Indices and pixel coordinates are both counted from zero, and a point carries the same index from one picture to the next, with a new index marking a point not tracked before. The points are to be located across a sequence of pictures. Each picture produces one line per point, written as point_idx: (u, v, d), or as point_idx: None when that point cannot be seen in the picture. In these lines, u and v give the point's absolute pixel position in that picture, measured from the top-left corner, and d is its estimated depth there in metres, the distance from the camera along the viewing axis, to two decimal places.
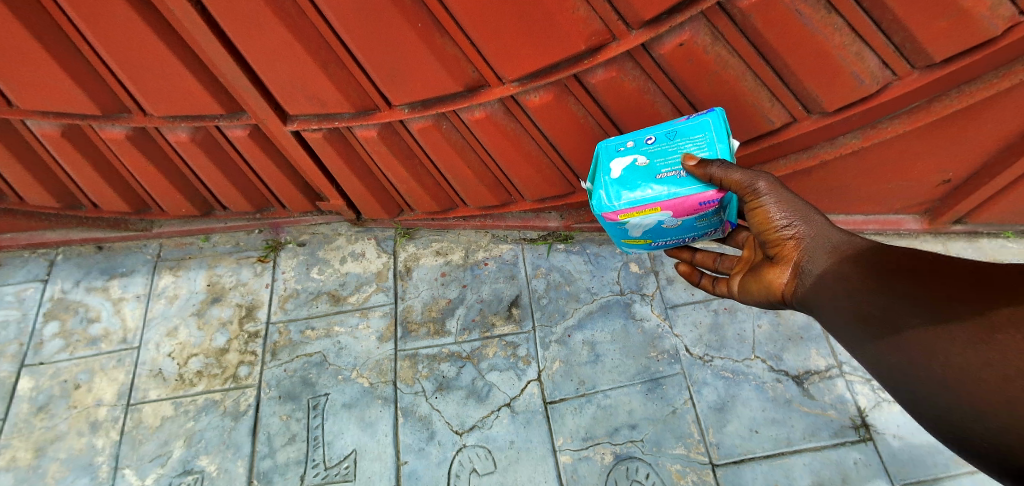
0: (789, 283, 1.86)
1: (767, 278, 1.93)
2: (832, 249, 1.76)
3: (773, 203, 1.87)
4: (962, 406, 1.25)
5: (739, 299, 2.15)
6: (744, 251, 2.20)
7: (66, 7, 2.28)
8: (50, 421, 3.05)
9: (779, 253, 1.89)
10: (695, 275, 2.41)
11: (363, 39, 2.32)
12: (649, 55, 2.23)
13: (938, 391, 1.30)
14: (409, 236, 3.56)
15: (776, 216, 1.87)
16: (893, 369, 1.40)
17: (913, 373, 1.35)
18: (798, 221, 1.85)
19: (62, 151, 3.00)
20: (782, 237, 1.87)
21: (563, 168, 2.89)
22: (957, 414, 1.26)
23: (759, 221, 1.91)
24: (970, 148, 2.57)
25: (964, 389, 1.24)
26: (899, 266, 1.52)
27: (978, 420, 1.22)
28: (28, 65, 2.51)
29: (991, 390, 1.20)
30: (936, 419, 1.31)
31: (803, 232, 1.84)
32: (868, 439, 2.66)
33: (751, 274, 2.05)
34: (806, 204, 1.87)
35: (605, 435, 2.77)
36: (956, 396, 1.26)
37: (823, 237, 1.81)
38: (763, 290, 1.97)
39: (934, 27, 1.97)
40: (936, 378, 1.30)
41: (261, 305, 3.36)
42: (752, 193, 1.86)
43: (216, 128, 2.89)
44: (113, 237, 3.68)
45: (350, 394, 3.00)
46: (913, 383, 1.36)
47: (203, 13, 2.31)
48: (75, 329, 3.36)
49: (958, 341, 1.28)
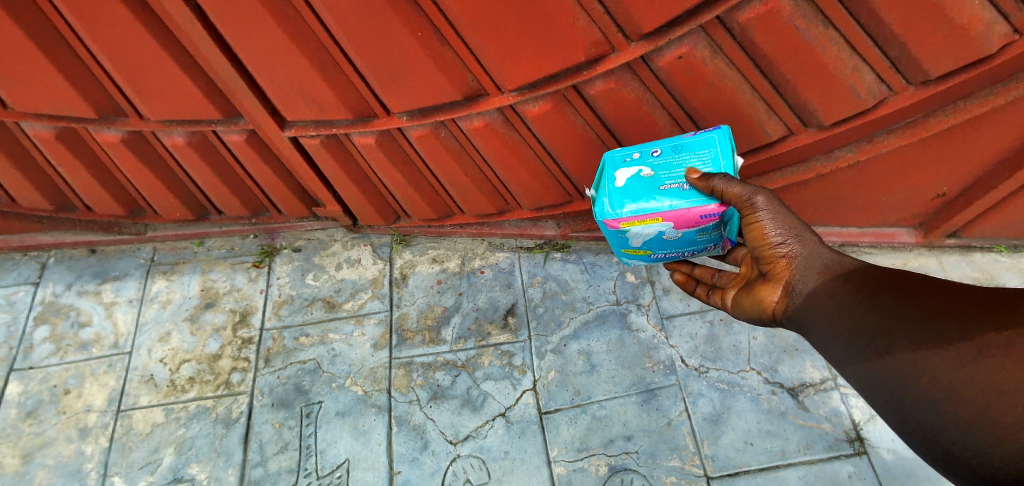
0: (781, 301, 1.87)
1: (759, 294, 1.95)
2: (826, 269, 1.76)
3: (769, 220, 1.85)
4: (949, 425, 1.27)
5: (733, 313, 2.17)
6: (741, 266, 2.19)
7: (64, 10, 2.27)
8: (39, 426, 3.01)
9: (772, 271, 1.89)
10: (690, 285, 2.42)
11: (363, 46, 2.32)
12: (648, 67, 2.24)
13: (926, 408, 1.31)
14: (405, 243, 3.55)
15: (772, 233, 1.86)
16: (880, 385, 1.41)
17: (900, 390, 1.37)
18: (791, 240, 1.85)
19: (57, 154, 2.98)
20: (775, 255, 1.87)
21: (561, 178, 2.89)
22: (944, 433, 1.28)
23: (754, 237, 1.90)
24: (964, 163, 2.58)
25: (952, 408, 1.26)
26: (889, 285, 1.54)
27: (966, 439, 1.24)
28: (25, 67, 2.49)
29: (979, 411, 1.22)
30: (922, 436, 1.33)
31: (797, 251, 1.84)
32: (863, 453, 2.66)
33: (745, 289, 2.06)
34: (801, 221, 1.86)
35: (600, 446, 2.76)
36: (945, 415, 1.28)
37: (817, 257, 1.80)
38: (755, 306, 1.99)
39: (930, 44, 1.98)
40: (924, 396, 1.32)
41: (255, 311, 3.33)
42: (749, 209, 1.85)
43: (213, 133, 2.87)
44: (106, 241, 3.65)
45: (344, 402, 2.98)
46: (901, 399, 1.37)
47: (202, 18, 2.30)
48: (66, 333, 3.32)
49: (947, 361, 1.29)
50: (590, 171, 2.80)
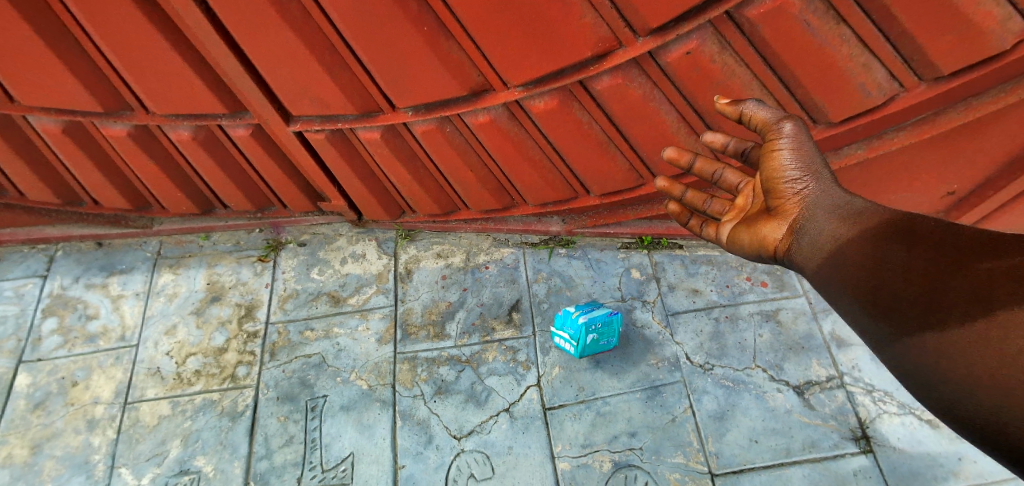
0: (782, 239, 1.74)
1: (761, 231, 1.82)
2: (834, 208, 1.62)
3: (789, 150, 1.78)
4: (960, 389, 1.07)
5: (725, 249, 2.04)
6: (739, 197, 2.05)
7: (70, 5, 2.27)
8: (47, 418, 3.03)
9: (779, 206, 1.77)
10: (684, 216, 2.28)
11: (368, 42, 2.31)
12: (656, 63, 2.21)
13: (929, 369, 1.12)
14: (410, 238, 3.55)
15: (788, 165, 1.77)
16: (887, 350, 1.22)
17: (901, 351, 1.18)
18: (808, 176, 1.73)
19: (63, 148, 2.99)
20: (787, 189, 1.76)
21: (566, 173, 2.88)
22: (951, 397, 1.09)
23: (770, 166, 1.81)
24: (976, 161, 2.55)
25: (961, 367, 1.06)
26: (895, 232, 1.33)
27: (975, 404, 1.04)
28: (31, 62, 2.49)
29: (995, 370, 1.02)
30: (931, 402, 1.14)
31: (810, 188, 1.72)
32: (868, 451, 2.64)
33: (745, 224, 1.93)
34: (823, 160, 1.74)
35: (604, 442, 2.76)
36: (955, 377, 1.08)
37: (828, 196, 1.67)
38: (755, 243, 1.86)
39: (943, 40, 1.95)
40: (927, 354, 1.13)
41: (260, 305, 3.35)
42: (773, 132, 1.81)
43: (219, 127, 2.88)
44: (113, 234, 3.66)
45: (348, 396, 2.99)
46: (904, 363, 1.19)
47: (207, 13, 2.29)
48: (74, 325, 3.34)
49: (955, 314, 1.09)
50: (595, 167, 2.79)
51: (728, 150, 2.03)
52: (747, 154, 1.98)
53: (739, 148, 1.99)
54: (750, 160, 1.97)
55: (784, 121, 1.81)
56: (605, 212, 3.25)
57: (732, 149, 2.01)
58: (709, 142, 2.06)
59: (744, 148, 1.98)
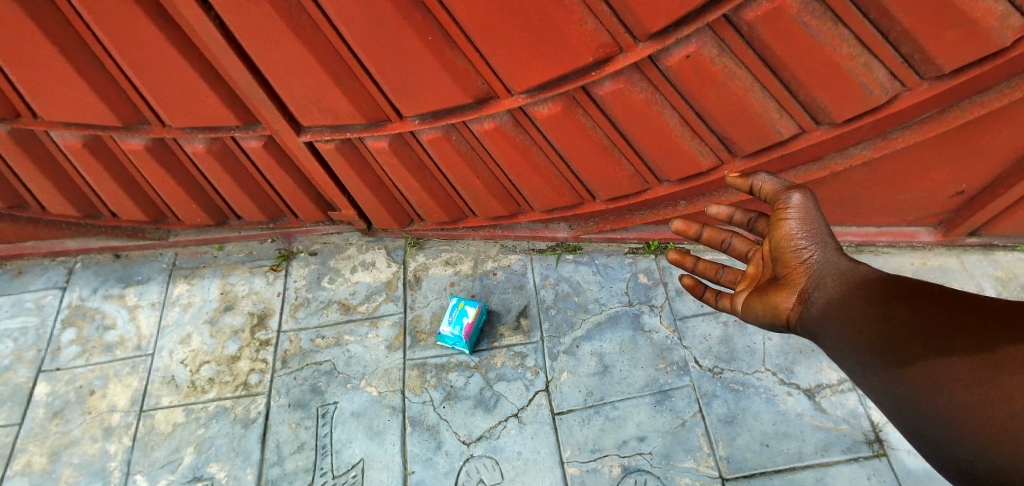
0: (795, 309, 1.71)
1: (772, 299, 1.77)
2: (842, 277, 1.63)
3: (797, 220, 1.76)
4: (967, 441, 1.15)
5: (742, 317, 1.93)
6: (749, 266, 1.98)
7: (92, 24, 2.36)
8: (65, 426, 3.08)
9: (788, 275, 1.75)
10: (698, 288, 2.10)
11: (376, 53, 2.38)
12: (657, 67, 2.25)
13: (937, 424, 1.21)
14: (420, 246, 3.61)
15: (796, 236, 1.75)
16: (901, 403, 1.28)
17: (914, 407, 1.25)
18: (815, 246, 1.72)
19: (84, 162, 3.08)
20: (794, 258, 1.74)
21: (573, 179, 2.93)
22: (957, 451, 1.17)
23: (778, 237, 1.78)
24: (984, 161, 2.56)
25: (966, 424, 1.16)
26: (900, 293, 1.42)
27: (979, 460, 1.14)
28: (54, 81, 2.59)
29: (1000, 430, 1.10)
30: (936, 452, 1.22)
31: (818, 257, 1.71)
32: (883, 454, 2.61)
33: (756, 292, 1.87)
34: (828, 230, 1.75)
35: (614, 447, 2.75)
36: (958, 432, 1.17)
37: (837, 266, 1.67)
38: (766, 312, 1.79)
39: (944, 37, 1.96)
40: (940, 411, 1.20)
41: (272, 313, 3.40)
42: (782, 202, 1.79)
43: (233, 139, 2.96)
44: (130, 246, 3.76)
45: (359, 403, 3.01)
46: (917, 415, 1.25)
47: (222, 28, 2.36)
48: (91, 335, 3.42)
49: (960, 379, 1.18)
50: (601, 172, 2.83)
51: (733, 220, 1.99)
52: (752, 224, 1.97)
53: (746, 218, 1.96)
54: (754, 230, 1.97)
55: (792, 192, 1.80)
56: (611, 218, 3.29)
57: (738, 219, 1.98)
58: (714, 214, 1.99)
59: (750, 218, 1.96)
